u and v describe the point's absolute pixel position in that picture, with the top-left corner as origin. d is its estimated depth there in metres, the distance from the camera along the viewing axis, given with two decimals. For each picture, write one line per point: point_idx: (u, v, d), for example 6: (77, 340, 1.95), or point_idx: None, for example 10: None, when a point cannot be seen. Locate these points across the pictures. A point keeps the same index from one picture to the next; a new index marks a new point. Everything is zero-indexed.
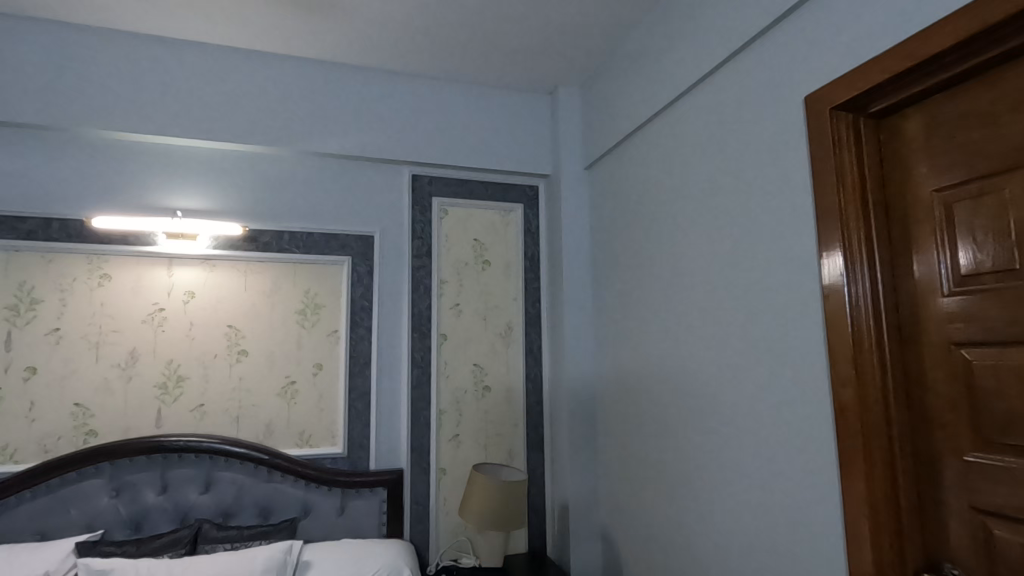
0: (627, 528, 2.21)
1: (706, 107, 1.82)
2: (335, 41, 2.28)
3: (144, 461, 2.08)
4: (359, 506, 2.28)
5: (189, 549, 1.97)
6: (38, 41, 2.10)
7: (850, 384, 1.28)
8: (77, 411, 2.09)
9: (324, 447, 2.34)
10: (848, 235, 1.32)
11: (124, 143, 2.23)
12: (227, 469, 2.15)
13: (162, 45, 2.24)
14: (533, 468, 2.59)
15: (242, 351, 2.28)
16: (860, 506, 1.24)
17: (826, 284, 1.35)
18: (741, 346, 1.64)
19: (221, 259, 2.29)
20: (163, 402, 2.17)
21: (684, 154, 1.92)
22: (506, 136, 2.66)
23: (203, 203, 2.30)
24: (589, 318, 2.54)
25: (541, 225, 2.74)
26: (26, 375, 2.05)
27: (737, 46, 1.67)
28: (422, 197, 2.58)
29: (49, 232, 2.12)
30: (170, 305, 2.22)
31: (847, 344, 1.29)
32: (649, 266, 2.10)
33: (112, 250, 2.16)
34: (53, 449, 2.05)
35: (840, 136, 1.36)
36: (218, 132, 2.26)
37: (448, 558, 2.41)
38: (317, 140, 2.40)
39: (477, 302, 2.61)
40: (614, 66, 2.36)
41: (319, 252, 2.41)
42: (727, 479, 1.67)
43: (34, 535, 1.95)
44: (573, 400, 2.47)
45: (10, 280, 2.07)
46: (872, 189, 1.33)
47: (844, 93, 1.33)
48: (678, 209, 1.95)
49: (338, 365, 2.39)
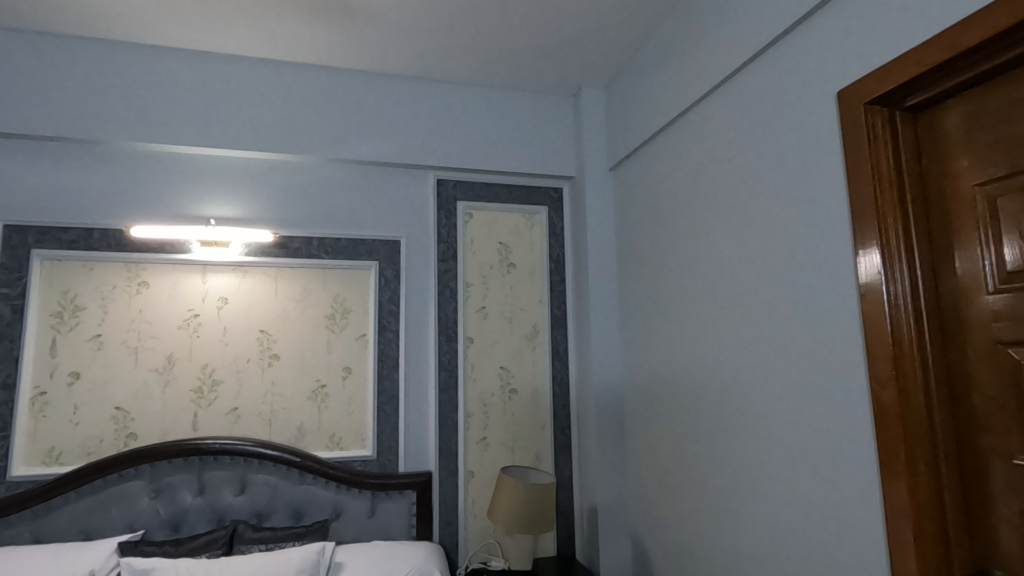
0: (657, 531, 2.19)
1: (733, 106, 1.80)
2: (360, 49, 2.32)
3: (181, 463, 2.13)
4: (389, 508, 2.30)
5: (225, 550, 2.02)
6: (77, 59, 2.19)
7: (890, 386, 1.24)
8: (117, 415, 2.15)
9: (354, 450, 2.37)
10: (886, 233, 1.29)
11: (159, 155, 2.30)
12: (261, 471, 2.20)
13: (194, 58, 2.30)
14: (561, 471, 2.58)
15: (273, 355, 2.33)
16: (904, 511, 1.21)
17: (862, 283, 1.32)
18: (773, 348, 1.61)
19: (253, 264, 2.34)
20: (199, 406, 2.23)
21: (712, 153, 1.90)
22: (529, 139, 2.67)
23: (235, 211, 2.36)
24: (615, 320, 2.53)
25: (565, 227, 2.73)
26: (69, 380, 2.13)
27: (765, 44, 1.64)
28: (447, 201, 2.60)
29: (90, 241, 2.19)
30: (204, 311, 2.28)
31: (887, 344, 1.26)
32: (677, 267, 2.08)
33: (150, 259, 2.23)
34: (96, 452, 2.12)
35: (874, 131, 1.33)
36: (249, 142, 2.32)
37: (477, 561, 2.42)
38: (344, 148, 2.43)
39: (502, 305, 2.62)
40: (638, 65, 2.35)
41: (347, 257, 2.44)
42: (761, 482, 1.64)
43: (79, 535, 2.02)
44: (600, 402, 2.46)
45: (55, 288, 2.15)
46: (910, 184, 1.29)
47: (879, 87, 1.29)
48: (706, 209, 1.92)
49: (366, 369, 2.43)
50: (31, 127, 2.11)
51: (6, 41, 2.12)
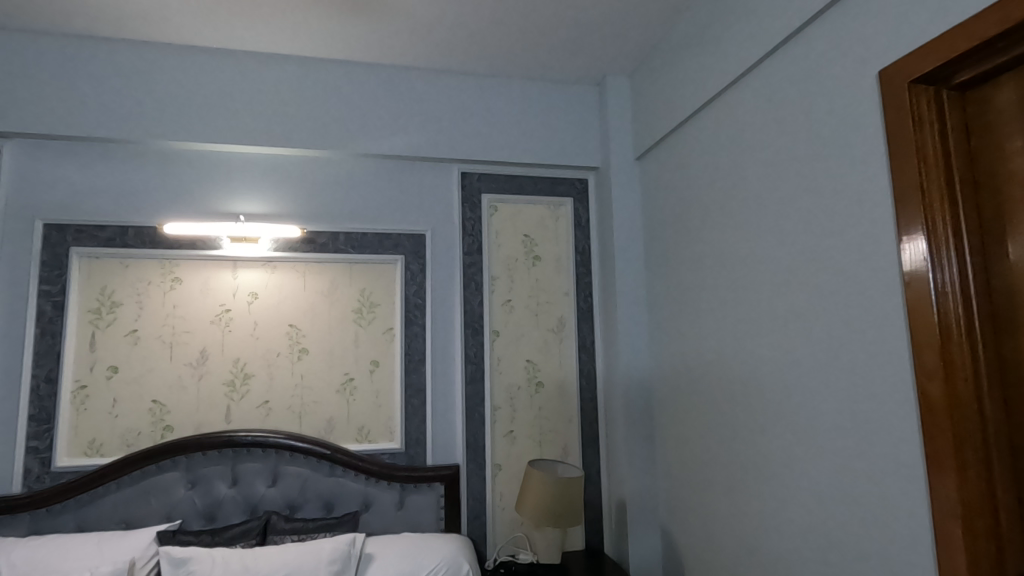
0: (689, 526, 2.15)
1: (767, 89, 1.74)
2: (383, 43, 2.32)
3: (216, 455, 2.18)
4: (417, 500, 2.32)
5: (259, 540, 2.06)
6: (109, 61, 2.24)
7: (938, 378, 1.19)
8: (155, 408, 2.21)
9: (383, 442, 2.39)
10: (933, 218, 1.23)
11: (190, 153, 2.34)
12: (292, 463, 2.23)
13: (221, 57, 2.33)
14: (589, 464, 2.56)
15: (303, 349, 2.36)
16: (953, 508, 1.16)
17: (906, 271, 1.26)
18: (809, 340, 1.57)
19: (282, 260, 2.37)
20: (231, 398, 2.27)
21: (744, 139, 1.84)
22: (554, 130, 2.64)
23: (264, 207, 2.39)
24: (643, 312, 2.49)
25: (591, 218, 2.70)
26: (108, 374, 2.19)
27: (799, 25, 1.59)
28: (471, 193, 2.59)
29: (126, 239, 2.24)
30: (235, 306, 2.31)
31: (934, 335, 1.20)
32: (708, 257, 2.03)
33: (182, 255, 2.28)
34: (134, 443, 2.18)
35: (920, 111, 1.26)
36: (276, 139, 2.34)
37: (506, 554, 2.42)
38: (370, 142, 2.44)
39: (528, 298, 2.60)
40: (664, 52, 2.30)
41: (373, 252, 2.46)
42: (797, 478, 1.60)
43: (120, 524, 2.08)
44: (628, 395, 2.43)
45: (93, 285, 2.21)
46: (959, 166, 1.23)
47: (925, 64, 1.23)
48: (738, 198, 1.87)
49: (393, 362, 2.44)
50: (68, 128, 2.17)
51: (41, 44, 2.18)
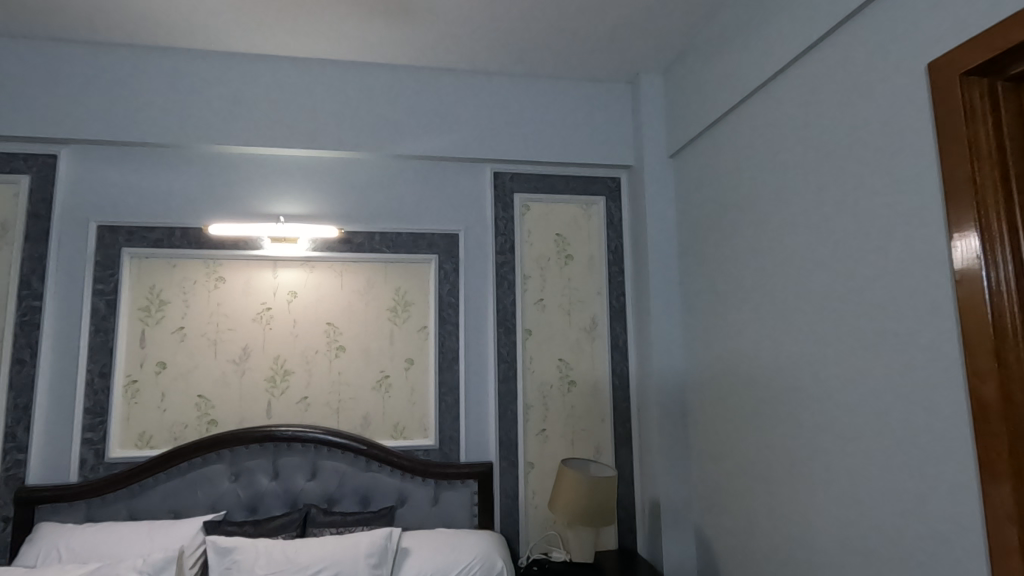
0: (725, 528, 2.13)
1: (807, 84, 1.70)
2: (418, 46, 2.35)
3: (257, 449, 2.24)
4: (451, 496, 2.35)
5: (300, 532, 2.12)
6: (158, 68, 2.33)
7: (993, 380, 1.15)
8: (200, 403, 2.29)
9: (417, 439, 2.42)
10: (987, 214, 1.19)
11: (233, 157, 2.42)
12: (330, 458, 2.28)
13: (261, 63, 2.40)
14: (621, 464, 2.55)
15: (339, 346, 2.41)
16: (1011, 515, 1.12)
17: (958, 269, 1.23)
18: (851, 342, 1.53)
19: (319, 260, 2.43)
20: (272, 394, 2.34)
21: (781, 137, 1.81)
22: (585, 130, 2.63)
23: (303, 208, 2.45)
24: (677, 312, 2.47)
25: (623, 217, 2.69)
26: (157, 369, 2.28)
27: (839, 21, 1.55)
28: (504, 192, 2.61)
29: (173, 240, 2.33)
30: (276, 304, 2.38)
31: (988, 335, 1.16)
32: (744, 255, 2.01)
33: (226, 255, 2.36)
34: (182, 437, 2.27)
35: (973, 105, 1.22)
36: (315, 141, 2.40)
37: (538, 551, 2.43)
38: (404, 143, 2.48)
39: (561, 297, 2.60)
40: (699, 48, 2.27)
41: (408, 251, 2.49)
42: (838, 480, 1.57)
43: (168, 513, 2.17)
44: (661, 394, 2.42)
45: (143, 283, 2.31)
46: (1016, 159, 1.18)
47: (979, 56, 1.19)
48: (775, 197, 1.84)
49: (427, 360, 2.48)
50: (120, 133, 2.27)
51: (95, 53, 2.29)
